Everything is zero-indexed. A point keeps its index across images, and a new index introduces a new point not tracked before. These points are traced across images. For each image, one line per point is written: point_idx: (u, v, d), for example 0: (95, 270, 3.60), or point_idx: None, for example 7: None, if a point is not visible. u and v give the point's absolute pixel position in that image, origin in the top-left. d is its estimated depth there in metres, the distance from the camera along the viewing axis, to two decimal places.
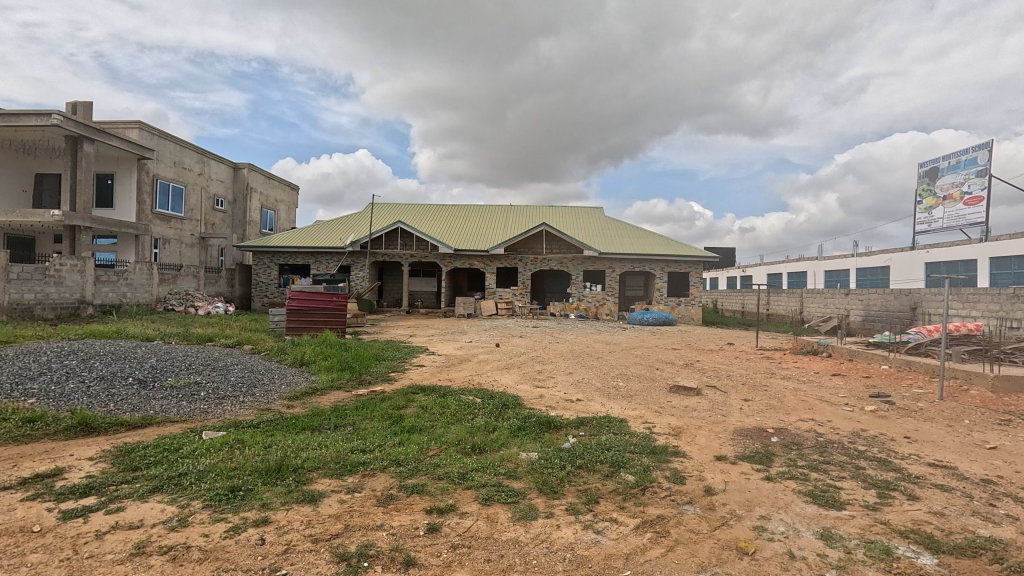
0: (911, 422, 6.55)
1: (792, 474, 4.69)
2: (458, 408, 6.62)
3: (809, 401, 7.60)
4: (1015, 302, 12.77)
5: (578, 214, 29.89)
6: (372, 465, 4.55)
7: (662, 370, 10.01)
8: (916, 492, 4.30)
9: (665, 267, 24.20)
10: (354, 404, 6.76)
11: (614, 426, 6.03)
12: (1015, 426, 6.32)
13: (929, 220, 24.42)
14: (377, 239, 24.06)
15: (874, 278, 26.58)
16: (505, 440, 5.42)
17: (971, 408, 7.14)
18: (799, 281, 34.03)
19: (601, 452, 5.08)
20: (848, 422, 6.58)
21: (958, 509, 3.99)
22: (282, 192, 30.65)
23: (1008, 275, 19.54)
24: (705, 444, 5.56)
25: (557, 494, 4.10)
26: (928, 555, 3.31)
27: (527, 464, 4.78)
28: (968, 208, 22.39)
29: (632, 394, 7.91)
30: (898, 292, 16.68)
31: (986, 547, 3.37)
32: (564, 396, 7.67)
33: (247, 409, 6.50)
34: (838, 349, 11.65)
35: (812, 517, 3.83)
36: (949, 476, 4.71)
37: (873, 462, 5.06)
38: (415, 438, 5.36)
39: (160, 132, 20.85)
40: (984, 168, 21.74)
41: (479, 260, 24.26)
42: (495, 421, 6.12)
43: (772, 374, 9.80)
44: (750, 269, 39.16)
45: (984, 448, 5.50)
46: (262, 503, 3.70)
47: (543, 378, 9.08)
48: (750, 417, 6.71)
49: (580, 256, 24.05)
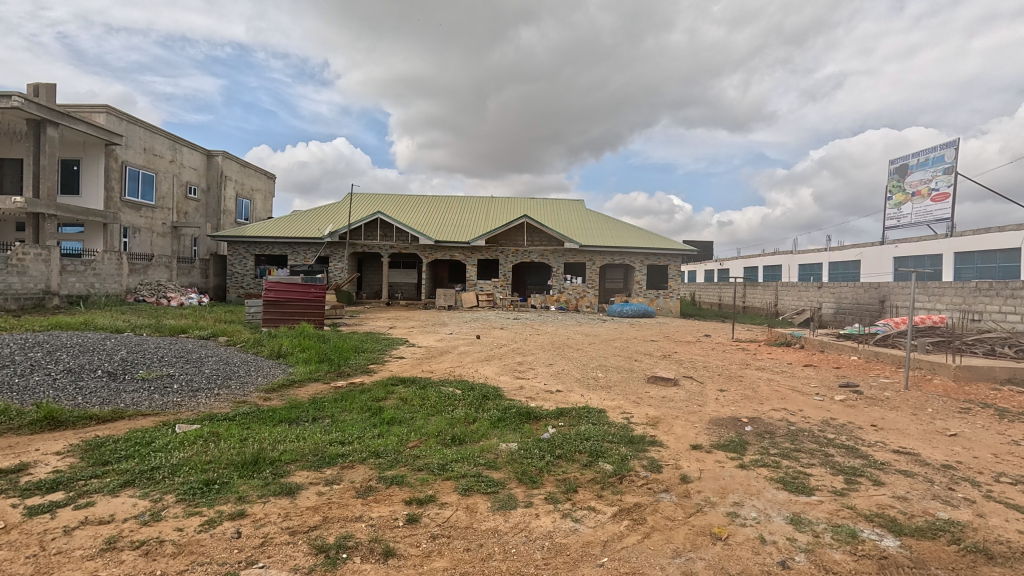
0: (879, 411, 6.76)
1: (764, 461, 4.83)
2: (438, 399, 6.62)
3: (781, 391, 7.79)
4: (978, 295, 13.29)
5: (558, 207, 29.88)
6: (352, 457, 4.52)
7: (641, 361, 10.14)
8: (882, 478, 4.47)
9: (644, 259, 24.41)
10: (333, 396, 6.68)
11: (592, 416, 6.10)
12: (974, 414, 6.61)
13: (898, 216, 25.19)
14: (357, 230, 23.76)
15: (845, 272, 27.32)
16: (485, 431, 5.44)
17: (934, 397, 7.44)
18: (775, 273, 34.82)
19: (580, 442, 5.13)
20: (819, 411, 6.76)
21: (920, 494, 4.16)
22: (258, 181, 29.97)
23: (971, 269, 20.35)
24: (682, 433, 5.67)
25: (536, 484, 4.13)
26: (891, 538, 3.45)
27: (507, 454, 4.81)
28: (935, 204, 23.15)
29: (611, 385, 8.00)
30: (869, 286, 17.17)
31: (945, 529, 3.54)
32: (544, 388, 7.71)
33: (222, 401, 6.42)
34: (809, 340, 11.93)
35: (783, 504, 3.95)
36: (913, 462, 4.90)
37: (841, 449, 5.23)
38: (394, 430, 5.35)
39: (129, 116, 20.16)
40: (951, 165, 22.44)
41: (460, 251, 24.14)
42: (475, 412, 6.13)
43: (747, 364, 10.04)
44: (726, 262, 39.91)
45: (945, 436, 5.73)
46: (238, 496, 3.65)
47: (524, 369, 9.12)
48: (725, 407, 6.85)
49: (561, 248, 24.04)
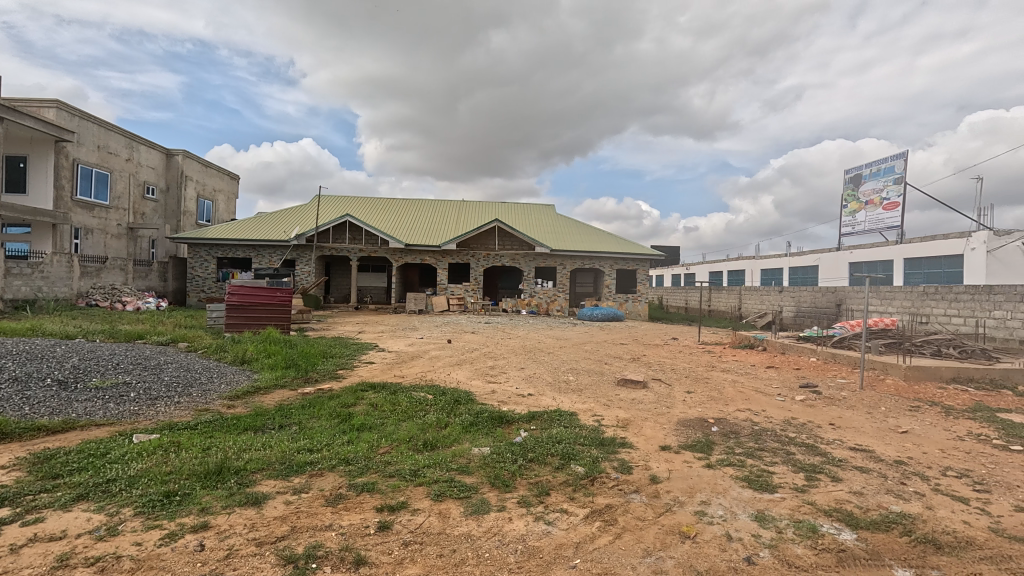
0: (836, 410, 7.06)
1: (730, 461, 4.97)
2: (410, 404, 6.55)
3: (745, 392, 8.04)
4: (925, 299, 14.05)
5: (529, 211, 30.02)
6: (320, 465, 4.42)
7: (611, 364, 10.30)
8: (839, 474, 4.66)
9: (614, 264, 24.78)
10: (300, 403, 6.52)
11: (564, 420, 6.15)
12: (923, 412, 6.99)
13: (853, 223, 26.36)
14: (325, 233, 23.33)
15: (805, 277, 28.44)
16: (458, 436, 5.42)
17: (886, 396, 7.83)
18: (739, 278, 35.95)
19: (552, 445, 5.17)
20: (780, 411, 7.00)
21: (874, 488, 4.36)
22: (220, 181, 29.06)
23: (919, 275, 21.48)
24: (651, 434, 5.80)
25: (509, 487, 4.14)
26: (849, 531, 3.61)
27: (479, 459, 4.80)
28: (887, 212, 24.33)
29: (582, 388, 8.10)
30: (826, 290, 17.96)
31: (898, 522, 3.72)
32: (516, 392, 7.73)
33: (183, 409, 6.17)
34: (771, 343, 12.35)
35: (748, 501, 4.07)
36: (868, 458, 5.13)
37: (801, 447, 5.43)
38: (365, 437, 5.26)
39: (82, 112, 19.29)
40: (901, 176, 23.64)
41: (430, 255, 23.96)
42: (448, 417, 6.10)
43: (712, 367, 10.30)
44: (692, 267, 40.91)
45: (897, 433, 6.03)
46: (201, 508, 3.52)
47: (495, 373, 9.12)
48: (692, 408, 7.03)
49: (532, 252, 24.17)
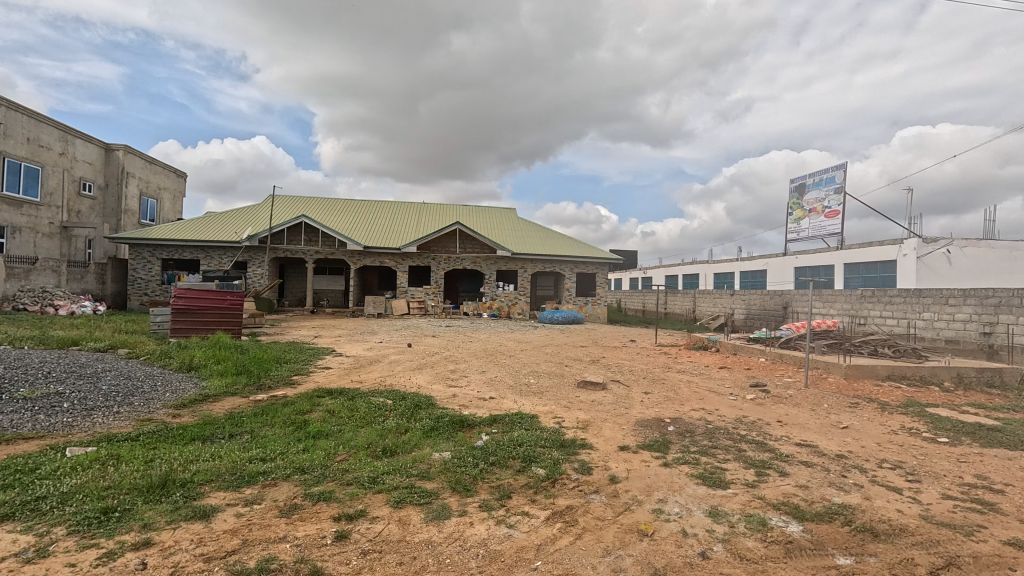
0: (783, 407, 7.40)
1: (686, 459, 5.12)
2: (368, 410, 6.41)
3: (700, 392, 8.31)
4: (863, 301, 14.95)
5: (491, 214, 30.05)
6: (274, 474, 4.26)
7: (571, 366, 10.43)
8: (787, 469, 4.88)
9: (574, 267, 25.13)
10: (252, 410, 6.26)
11: (525, 422, 6.17)
12: (861, 408, 7.43)
13: (798, 230, 27.77)
14: (279, 234, 22.57)
15: (754, 281, 29.71)
16: (418, 441, 5.34)
17: (829, 393, 8.27)
18: (693, 282, 37.18)
19: (513, 448, 5.18)
20: (733, 410, 7.28)
21: (819, 482, 4.59)
22: (166, 179, 27.66)
23: (857, 279, 22.85)
24: (610, 435, 5.91)
25: (470, 492, 4.12)
26: (796, 523, 3.79)
27: (440, 464, 4.74)
28: (828, 220, 25.77)
29: (542, 391, 8.15)
30: (773, 293, 18.83)
31: (839, 513, 3.93)
32: (477, 395, 7.71)
33: (123, 420, 5.80)
34: (724, 344, 12.83)
35: (703, 498, 4.21)
36: (812, 453, 5.40)
37: (752, 444, 5.66)
38: (321, 444, 5.11)
39: (9, 102, 17.94)
40: (841, 186, 25.10)
41: (390, 258, 23.57)
42: (408, 422, 6.01)
43: (669, 368, 10.59)
44: (649, 271, 41.99)
45: (838, 428, 6.38)
46: (143, 524, 3.33)
47: (457, 377, 9.06)
48: (649, 408, 7.21)
49: (493, 255, 24.18)
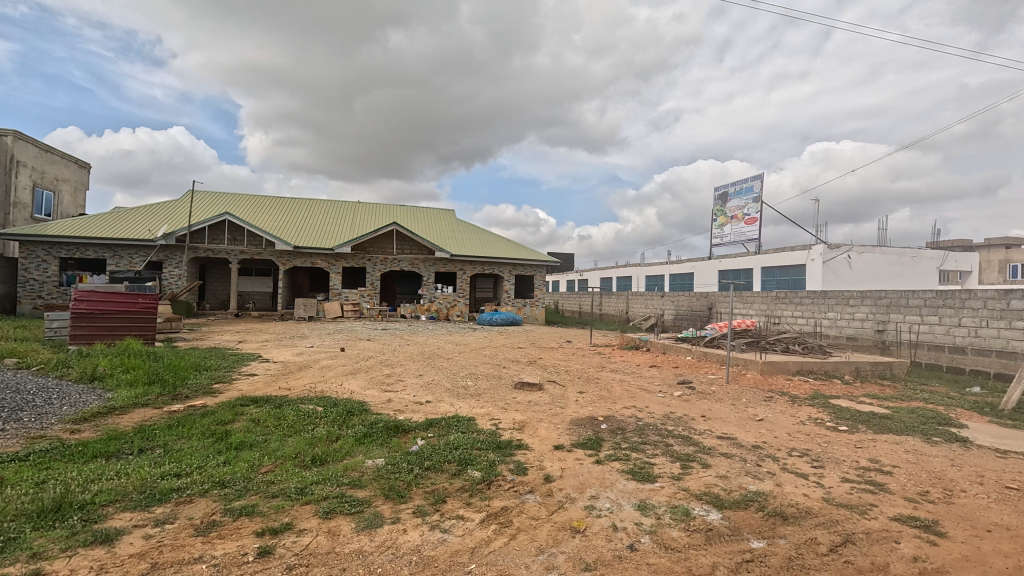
0: (707, 403, 7.86)
1: (617, 455, 5.30)
2: (297, 418, 6.12)
3: (631, 390, 8.65)
4: (777, 302, 16.17)
5: (429, 215, 29.67)
6: (190, 490, 3.97)
7: (509, 368, 10.51)
8: (709, 461, 5.19)
9: (513, 269, 25.33)
10: (166, 422, 5.80)
11: (462, 425, 6.14)
12: (775, 401, 8.04)
13: (721, 236, 29.60)
14: (199, 232, 21.09)
15: (682, 283, 31.32)
16: (350, 449, 5.18)
17: (747, 389, 8.87)
18: (626, 284, 38.60)
19: (449, 452, 5.14)
20: (661, 406, 7.63)
21: (737, 471, 4.91)
22: (65, 169, 25.05)
23: (772, 282, 24.69)
24: (546, 435, 6.01)
25: (403, 498, 4.04)
26: (715, 511, 4.04)
27: (373, 471, 4.62)
28: (747, 227, 27.65)
29: (479, 393, 8.16)
30: (699, 295, 19.93)
31: (755, 500, 4.23)
32: (413, 399, 7.58)
33: (9, 438, 5.18)
34: (654, 343, 13.41)
35: (632, 492, 4.38)
36: (732, 445, 5.77)
37: (678, 439, 5.96)
38: (244, 456, 4.82)
39: None
40: (758, 195, 27.01)
41: (323, 259, 22.68)
42: (339, 429, 5.81)
43: (602, 367, 10.93)
44: (585, 273, 43.15)
45: (755, 421, 6.86)
46: (32, 554, 2.99)
47: (392, 381, 8.86)
48: (584, 407, 7.40)
49: (431, 257, 23.88)
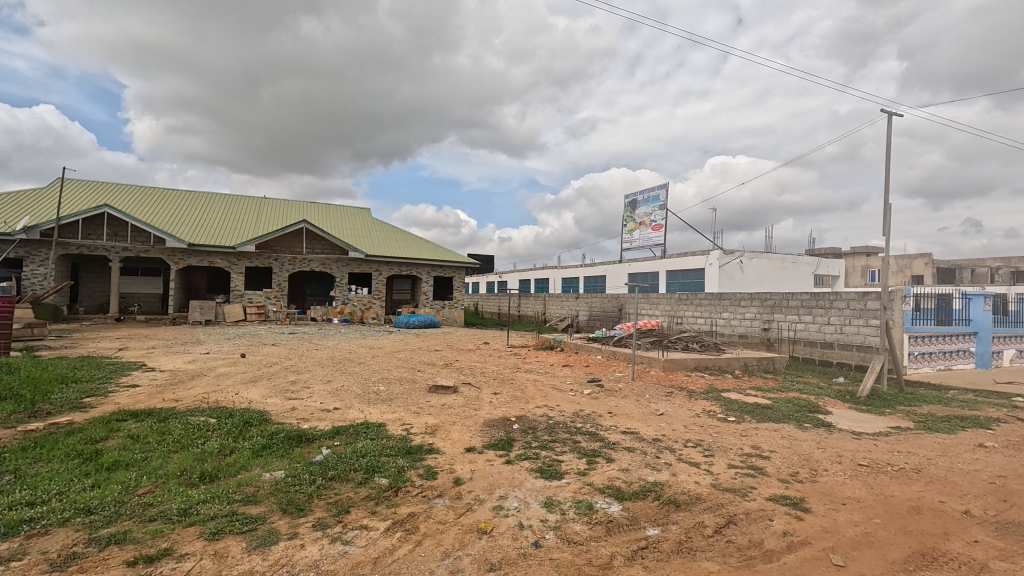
0: (614, 400, 8.25)
1: (527, 454, 5.41)
2: (185, 433, 5.60)
3: (543, 389, 8.87)
4: (679, 303, 17.37)
5: (342, 213, 28.47)
6: (45, 521, 3.49)
7: (423, 371, 10.35)
8: (612, 455, 5.45)
9: (431, 270, 24.98)
10: (19, 444, 5.05)
11: (371, 432, 5.95)
12: (674, 396, 8.62)
13: (631, 240, 31.26)
14: (71, 226, 18.67)
15: (596, 285, 32.67)
16: (246, 462, 4.83)
17: (650, 385, 9.44)
18: (543, 286, 39.55)
19: (355, 460, 4.96)
20: (571, 404, 7.90)
21: (638, 464, 5.21)
22: None
23: (676, 284, 26.49)
24: (458, 437, 5.99)
25: (303, 512, 3.84)
26: (616, 503, 4.25)
27: (270, 485, 4.34)
28: (654, 233, 29.44)
29: (392, 398, 7.95)
30: (610, 296, 20.90)
31: (652, 490, 4.50)
32: (320, 407, 7.22)
33: None
34: (567, 344, 13.85)
35: (540, 490, 4.49)
36: (634, 439, 6.11)
37: (585, 435, 6.20)
38: (118, 477, 4.33)
39: None
40: (663, 204, 28.85)
41: (222, 258, 20.98)
42: (234, 442, 5.39)
43: (517, 368, 11.10)
44: (504, 275, 43.60)
45: (656, 415, 7.31)
46: None
47: (298, 388, 8.39)
48: (497, 408, 7.47)
49: (344, 257, 22.91)
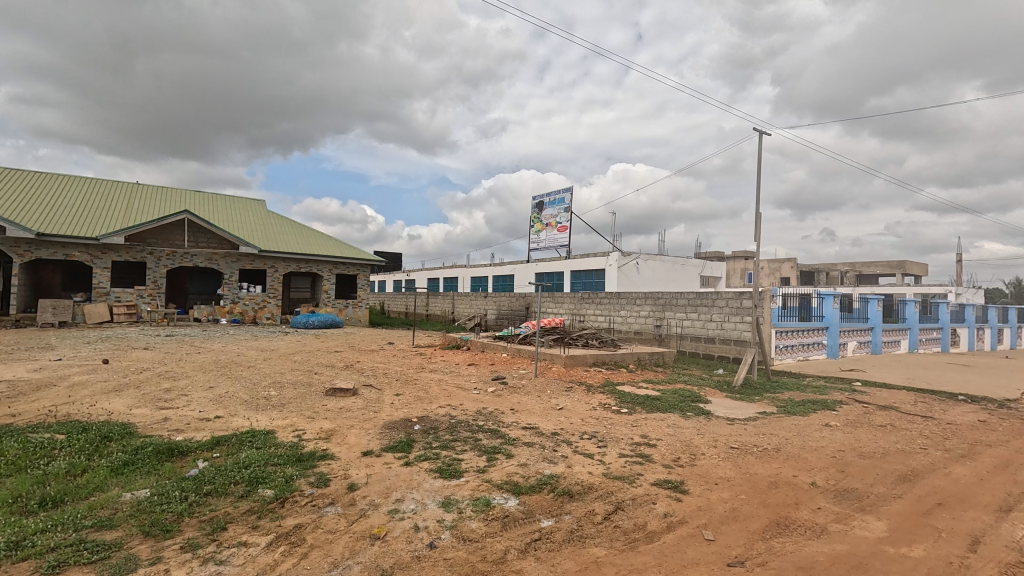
0: (516, 397, 8.41)
1: (427, 455, 5.33)
2: (24, 453, 4.81)
3: (447, 389, 8.81)
4: (582, 302, 18.15)
5: (232, 204, 26.17)
6: None
7: (321, 374, 9.82)
8: (512, 451, 5.55)
9: (333, 267, 23.78)
10: None
11: (257, 440, 5.52)
12: (574, 391, 8.98)
13: (537, 241, 32.09)
14: None
15: (504, 284, 33.12)
16: (101, 482, 4.25)
17: (552, 381, 9.76)
18: (452, 284, 39.34)
19: (237, 472, 4.58)
20: (475, 403, 7.93)
21: (536, 458, 5.34)
22: None
23: (579, 284, 27.65)
24: (355, 441, 5.75)
25: (169, 533, 3.46)
26: (513, 498, 4.33)
27: (131, 506, 3.86)
28: (559, 234, 30.46)
29: (284, 403, 7.45)
30: (517, 295, 21.31)
31: (548, 482, 4.64)
32: (199, 416, 6.58)
33: None
34: (473, 342, 13.90)
35: (438, 490, 4.45)
36: (534, 434, 6.26)
37: (487, 433, 6.25)
38: None
39: None
40: (568, 206, 29.96)
41: (82, 250, 18.36)
42: (89, 460, 4.73)
43: (421, 368, 10.92)
44: (412, 274, 42.72)
45: (556, 410, 7.57)
46: None
47: (173, 396, 7.57)
48: (398, 409, 7.29)
49: (234, 252, 21.02)
